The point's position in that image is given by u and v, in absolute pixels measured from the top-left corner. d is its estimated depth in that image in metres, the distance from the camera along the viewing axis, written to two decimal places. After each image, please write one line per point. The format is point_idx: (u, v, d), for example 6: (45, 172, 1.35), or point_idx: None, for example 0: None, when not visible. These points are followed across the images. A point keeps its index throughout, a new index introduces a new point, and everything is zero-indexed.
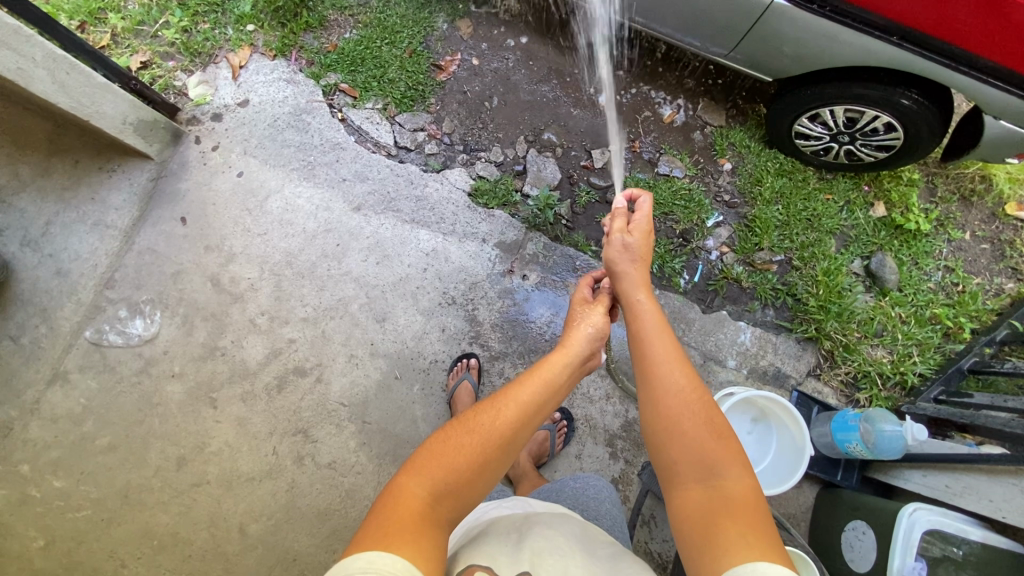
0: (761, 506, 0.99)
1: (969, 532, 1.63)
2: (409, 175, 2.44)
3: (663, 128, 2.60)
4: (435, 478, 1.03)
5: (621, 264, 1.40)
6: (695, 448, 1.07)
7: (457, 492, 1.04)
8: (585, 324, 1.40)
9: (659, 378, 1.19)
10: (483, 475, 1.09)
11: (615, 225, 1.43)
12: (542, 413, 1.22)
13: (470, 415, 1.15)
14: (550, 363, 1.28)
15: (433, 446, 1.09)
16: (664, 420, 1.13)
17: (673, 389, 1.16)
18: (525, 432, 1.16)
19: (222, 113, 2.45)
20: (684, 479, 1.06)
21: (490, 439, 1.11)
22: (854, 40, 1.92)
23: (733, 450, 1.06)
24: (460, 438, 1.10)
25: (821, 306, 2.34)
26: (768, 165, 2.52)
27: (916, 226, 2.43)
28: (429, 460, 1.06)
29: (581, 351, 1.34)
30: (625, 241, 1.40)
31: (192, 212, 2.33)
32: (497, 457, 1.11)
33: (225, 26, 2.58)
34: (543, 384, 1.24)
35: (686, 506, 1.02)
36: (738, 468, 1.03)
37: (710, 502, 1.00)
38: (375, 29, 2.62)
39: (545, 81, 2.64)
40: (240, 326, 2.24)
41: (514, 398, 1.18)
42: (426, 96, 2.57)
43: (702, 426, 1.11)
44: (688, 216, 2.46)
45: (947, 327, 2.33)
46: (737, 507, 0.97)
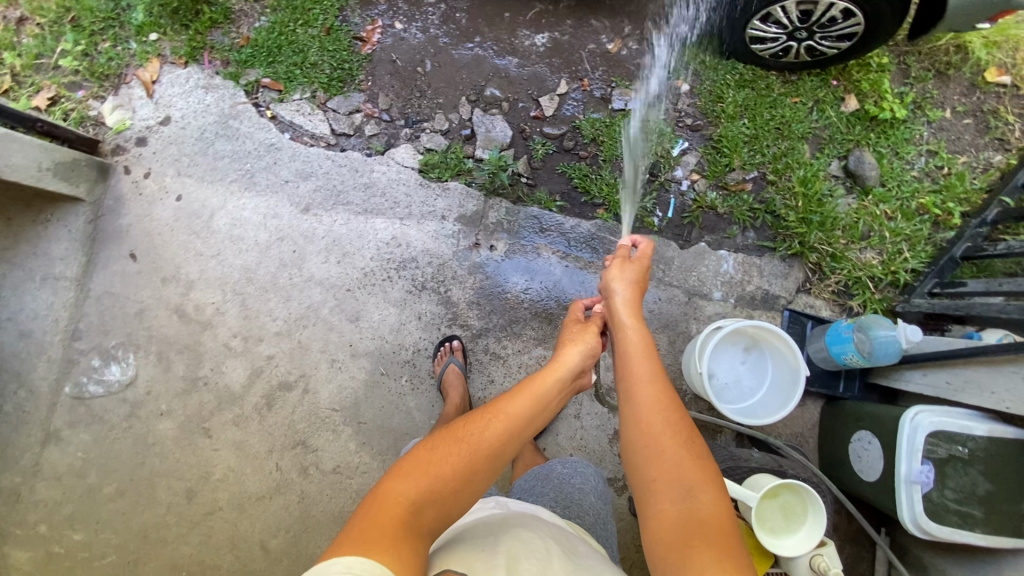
0: (734, 527, 1.04)
1: (973, 428, 1.59)
2: (352, 163, 2.32)
3: (610, 60, 2.42)
4: (420, 485, 1.01)
5: (621, 292, 1.50)
6: (673, 467, 1.13)
7: (442, 501, 1.01)
8: (579, 342, 1.44)
9: (642, 395, 1.27)
10: (469, 487, 1.06)
11: (617, 259, 1.59)
12: (531, 428, 1.21)
13: (459, 425, 1.14)
14: (544, 378, 1.30)
15: (419, 453, 1.07)
16: (646, 436, 1.21)
17: (655, 406, 1.25)
18: (513, 447, 1.15)
19: (146, 137, 2.31)
20: (660, 498, 1.10)
21: (478, 450, 1.10)
22: None
23: (709, 473, 1.12)
24: (447, 446, 1.08)
25: (802, 218, 2.24)
26: (726, 78, 2.35)
27: (892, 113, 2.28)
28: (415, 467, 1.03)
29: (574, 368, 1.37)
30: (623, 275, 1.54)
31: (140, 245, 2.24)
32: (483, 469, 1.09)
33: (127, 41, 2.39)
34: (534, 398, 1.24)
35: (660, 523, 1.06)
36: (713, 490, 1.09)
37: (686, 520, 1.04)
38: (285, 11, 2.41)
39: (477, 32, 2.44)
40: (216, 352, 2.21)
41: (506, 413, 1.18)
42: (355, 73, 2.40)
43: (681, 445, 1.17)
44: (651, 149, 2.33)
45: (936, 216, 2.23)
46: (709, 527, 1.02)
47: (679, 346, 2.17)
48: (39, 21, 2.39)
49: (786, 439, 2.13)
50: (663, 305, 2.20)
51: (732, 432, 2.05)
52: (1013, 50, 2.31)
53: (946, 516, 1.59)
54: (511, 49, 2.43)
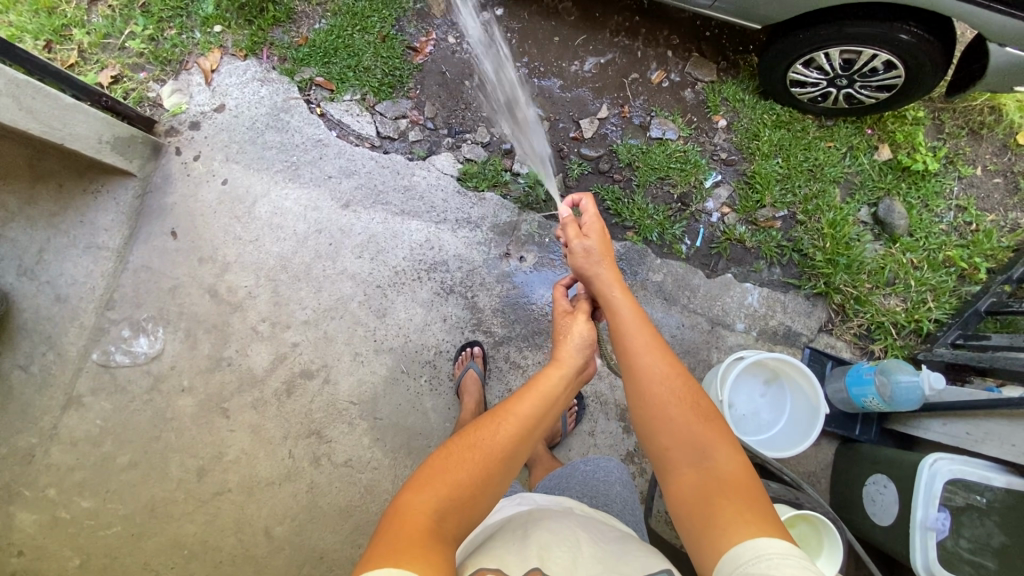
0: (752, 482, 1.07)
1: (992, 478, 1.59)
2: (394, 165, 2.39)
3: (652, 90, 2.50)
4: (440, 494, 1.02)
5: (588, 265, 1.48)
6: (685, 433, 1.16)
7: (462, 508, 1.03)
8: (572, 336, 1.43)
9: (643, 366, 1.27)
10: (486, 490, 1.08)
11: (570, 234, 1.53)
12: (542, 427, 1.23)
13: (471, 431, 1.14)
14: (546, 377, 1.30)
15: (434, 463, 1.08)
16: (652, 408, 1.22)
17: (657, 375, 1.25)
18: (526, 448, 1.17)
19: (200, 121, 2.40)
20: (678, 465, 1.13)
21: (493, 454, 1.11)
22: None
23: (719, 432, 1.15)
24: (461, 453, 1.09)
25: (829, 259, 2.27)
26: (764, 117, 2.41)
27: (924, 165, 2.33)
28: (432, 477, 1.05)
29: (573, 362, 1.37)
30: (584, 247, 1.50)
31: (182, 224, 2.31)
32: (498, 472, 1.11)
33: (192, 30, 2.50)
34: (541, 396, 1.25)
35: (683, 488, 1.10)
36: (725, 447, 1.12)
37: (705, 482, 1.07)
38: (345, 16, 2.52)
39: (525, 54, 2.54)
40: (242, 334, 2.25)
41: (515, 414, 1.19)
42: (405, 80, 2.49)
43: (689, 410, 1.19)
44: (685, 179, 2.39)
45: (961, 269, 2.26)
46: (729, 486, 1.05)
47: (698, 372, 2.19)
48: (110, 4, 2.51)
49: (799, 475, 2.13)
50: (685, 331, 2.22)
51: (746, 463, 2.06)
52: None
53: (959, 566, 1.59)
54: (557, 72, 2.52)
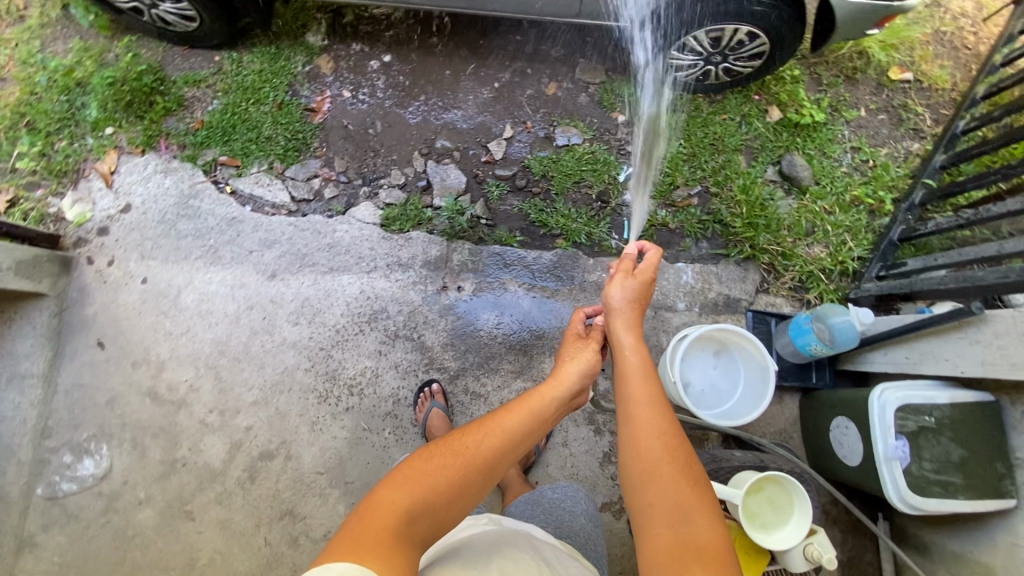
0: (732, 558, 0.99)
1: (935, 397, 1.64)
2: (314, 226, 2.38)
3: (549, 101, 2.58)
4: (414, 494, 1.00)
5: (621, 304, 1.46)
6: (669, 495, 1.07)
7: (433, 513, 1.01)
8: (577, 361, 1.42)
9: (639, 419, 1.21)
10: (461, 499, 1.06)
11: (623, 267, 1.53)
12: (524, 444, 1.20)
13: (454, 437, 1.14)
14: (539, 395, 1.29)
15: (413, 463, 1.07)
16: (643, 461, 1.14)
17: (654, 430, 1.18)
18: (505, 463, 1.14)
19: (108, 226, 2.35)
20: (655, 524, 1.05)
21: (473, 463, 1.09)
22: None
23: (706, 500, 1.07)
24: (442, 458, 1.08)
25: (748, 223, 2.36)
26: (658, 105, 2.52)
27: (812, 118, 2.46)
28: (409, 477, 1.03)
29: (571, 387, 1.36)
30: (626, 287, 1.48)
31: (108, 333, 2.24)
32: (476, 482, 1.09)
33: (83, 137, 2.46)
34: (529, 410, 1.24)
35: (655, 549, 1.02)
36: (710, 517, 1.04)
37: (679, 548, 1.00)
38: (237, 92, 2.54)
39: (421, 93, 2.59)
40: (192, 430, 2.17)
41: (499, 427, 1.17)
42: (309, 142, 2.50)
43: (679, 472, 1.11)
44: (598, 178, 2.46)
45: (870, 205, 2.37)
46: (705, 556, 0.97)
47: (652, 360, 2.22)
48: None
49: (772, 437, 2.16)
50: None
51: (717, 437, 2.08)
52: (910, 49, 2.54)
53: (928, 488, 1.61)
54: (455, 103, 2.58)
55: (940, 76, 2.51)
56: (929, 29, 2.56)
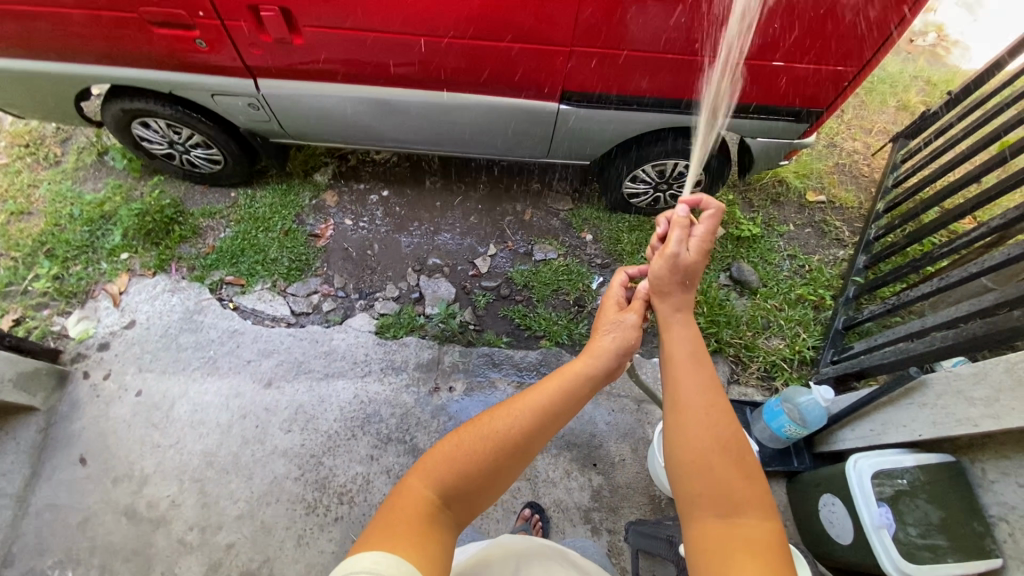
0: (783, 549, 1.01)
1: (904, 461, 1.77)
2: (312, 335, 2.52)
3: (526, 224, 2.97)
4: (445, 480, 1.03)
5: (668, 278, 1.36)
6: (721, 485, 1.08)
7: (466, 497, 1.04)
8: (618, 334, 1.35)
9: (689, 407, 1.18)
10: (491, 481, 1.08)
11: (675, 233, 1.37)
12: (556, 422, 1.20)
13: (484, 418, 1.14)
14: (568, 371, 1.25)
15: (444, 447, 1.09)
16: (694, 451, 1.12)
17: (704, 419, 1.16)
18: (535, 443, 1.15)
19: (109, 341, 2.43)
20: (703, 513, 1.07)
21: (503, 445, 1.10)
22: (643, 117, 2.36)
23: (757, 492, 1.08)
24: (472, 441, 1.09)
25: (711, 320, 2.61)
26: (620, 226, 2.93)
27: (751, 232, 2.89)
28: (441, 462, 1.06)
29: (606, 362, 1.30)
30: (678, 256, 1.34)
31: (92, 447, 2.20)
32: (506, 463, 1.10)
33: (98, 261, 2.66)
34: (560, 388, 1.22)
35: (704, 536, 1.04)
36: (761, 509, 1.06)
37: (729, 538, 1.02)
38: (248, 221, 2.84)
39: (414, 220, 2.95)
40: (168, 551, 2.04)
41: (529, 406, 1.17)
42: (311, 262, 2.75)
43: (731, 464, 1.10)
44: (574, 287, 2.74)
45: (814, 301, 2.69)
46: (756, 548, 0.99)
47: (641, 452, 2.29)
48: (13, 256, 2.66)
49: None
50: (617, 416, 2.41)
51: None
52: (819, 178, 3.10)
53: (919, 553, 1.66)
54: (444, 227, 2.94)
55: (847, 198, 3.04)
56: (830, 163, 3.16)
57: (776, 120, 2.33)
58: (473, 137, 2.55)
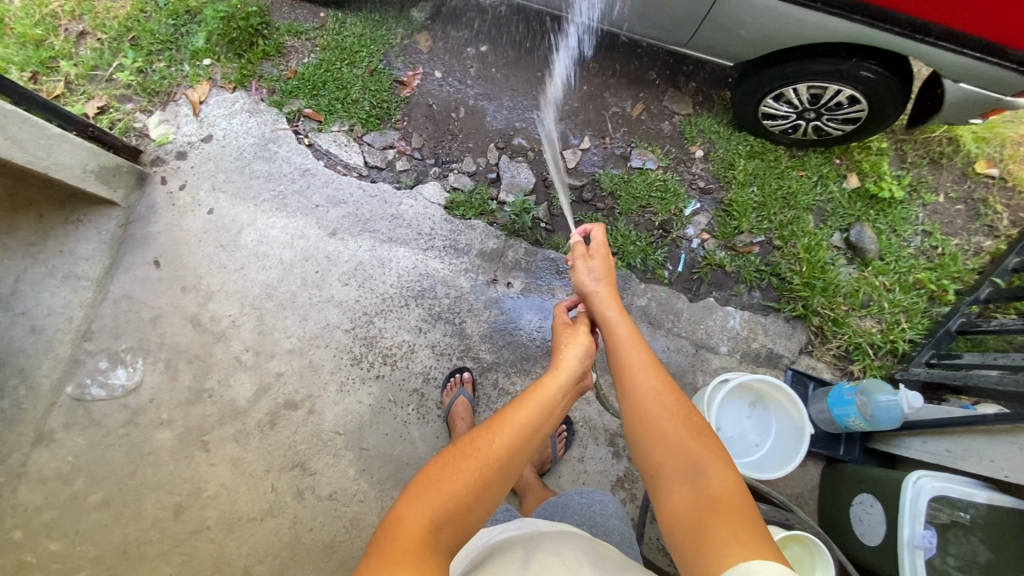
0: (748, 500, 1.00)
1: (974, 495, 1.63)
2: (382, 194, 2.42)
3: (632, 122, 2.60)
4: (434, 503, 0.97)
5: (588, 285, 1.51)
6: (676, 449, 1.10)
7: (457, 519, 0.98)
8: (573, 346, 1.40)
9: (636, 385, 1.25)
10: (482, 500, 1.03)
11: (580, 251, 1.57)
12: (541, 434, 1.16)
13: (466, 440, 1.10)
14: (545, 385, 1.24)
15: (430, 472, 1.03)
16: (646, 425, 1.18)
17: (649, 394, 1.22)
18: (523, 455, 1.11)
19: (186, 151, 2.40)
20: (671, 483, 1.07)
21: (489, 462, 1.05)
22: (823, 22, 1.88)
23: (713, 449, 1.09)
24: (457, 462, 1.05)
25: (806, 282, 2.35)
26: (739, 148, 2.53)
27: (890, 193, 2.46)
28: (426, 487, 1.00)
29: (574, 372, 1.32)
30: (589, 267, 1.54)
31: (165, 253, 2.29)
32: (495, 482, 1.05)
33: (181, 63, 2.53)
34: (538, 404, 1.19)
35: (674, 508, 1.04)
36: (719, 462, 1.07)
37: (697, 501, 1.01)
38: (334, 50, 2.59)
39: (510, 88, 2.63)
40: (225, 364, 2.21)
41: (511, 421, 1.13)
42: (392, 112, 2.54)
43: (683, 427, 1.15)
44: (665, 207, 2.47)
45: (931, 291, 2.36)
46: (721, 504, 0.99)
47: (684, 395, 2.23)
48: (99, 37, 2.56)
49: (788, 497, 2.15)
50: (671, 354, 2.28)
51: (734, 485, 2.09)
52: (1001, 146, 2.52)
53: None
54: (540, 105, 2.61)
55: None
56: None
57: (992, 62, 1.82)
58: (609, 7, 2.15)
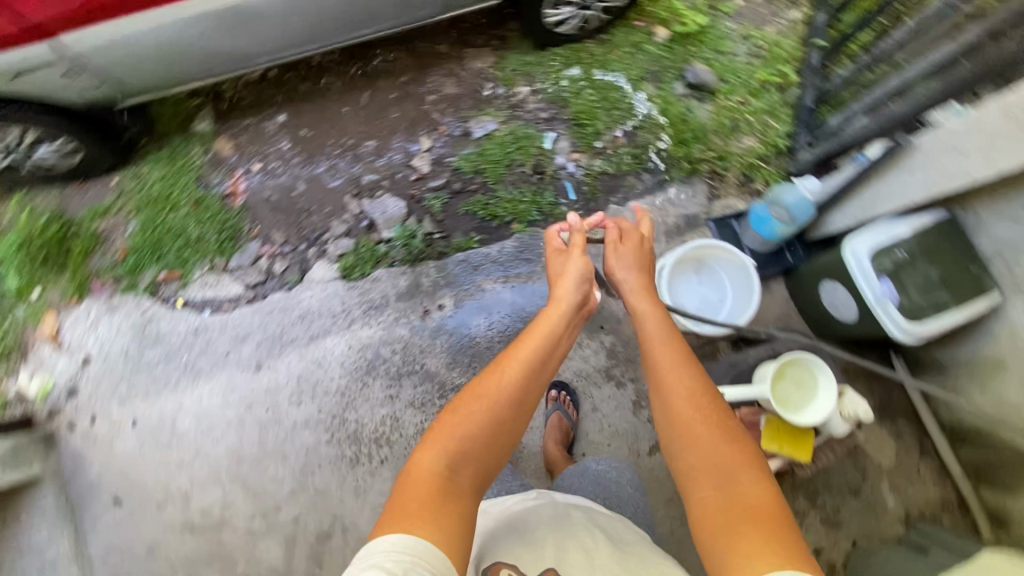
0: (781, 512, 1.08)
1: (898, 231, 1.76)
2: (280, 304, 2.35)
3: (452, 99, 2.58)
4: (450, 446, 1.14)
5: (623, 273, 1.62)
6: (709, 454, 1.17)
7: (471, 456, 1.15)
8: (571, 273, 1.53)
9: (672, 385, 1.32)
10: (491, 444, 1.19)
11: (614, 235, 1.69)
12: (542, 375, 1.31)
13: (474, 384, 1.25)
14: (544, 320, 1.41)
15: (445, 418, 1.19)
16: (682, 423, 1.25)
17: (686, 395, 1.29)
18: (527, 393, 1.27)
19: (76, 385, 2.27)
20: (702, 484, 1.15)
21: (494, 400, 1.21)
22: None
23: (747, 458, 1.17)
24: (468, 406, 1.20)
25: (678, 141, 2.45)
26: (554, 64, 2.57)
27: (696, 23, 2.55)
28: (442, 431, 1.16)
29: (572, 304, 1.47)
30: (626, 252, 1.65)
31: (120, 487, 2.18)
32: (503, 424, 1.21)
33: (10, 310, 2.33)
34: (540, 342, 1.34)
35: (704, 510, 1.12)
36: (753, 475, 1.13)
37: (727, 506, 1.09)
38: (148, 207, 2.45)
39: (329, 137, 2.56)
40: (242, 544, 2.14)
41: (513, 361, 1.29)
42: (239, 226, 2.44)
43: (715, 431, 1.21)
44: (527, 154, 2.49)
45: (777, 82, 2.48)
46: (753, 513, 1.06)
47: None
48: None
49: (774, 324, 2.26)
50: None
51: (726, 344, 2.20)
52: None
53: (923, 313, 1.73)
54: (365, 135, 2.56)
55: None
56: None
57: None
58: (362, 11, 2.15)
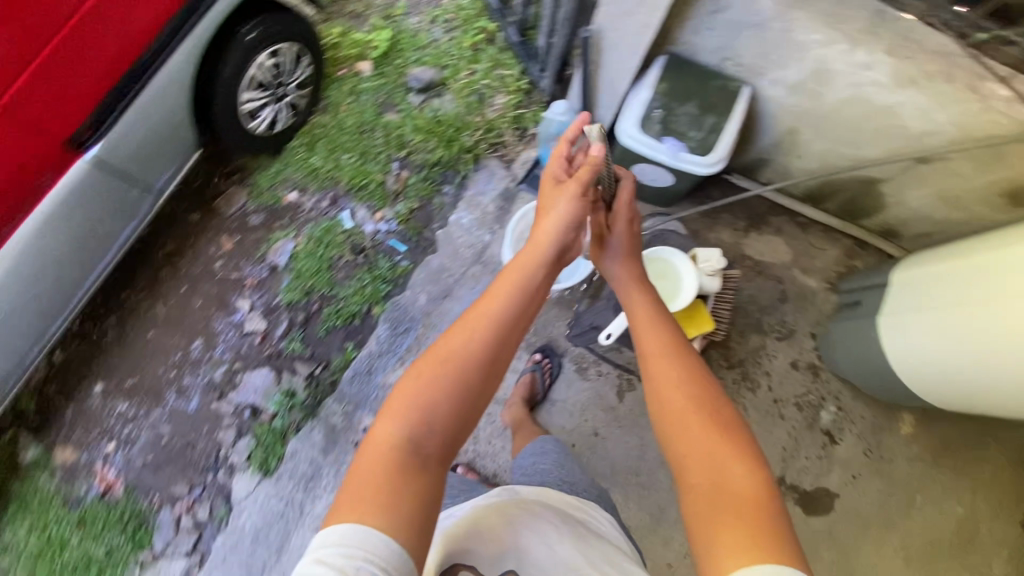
0: (771, 499, 0.98)
1: (643, 98, 1.87)
2: (225, 547, 2.15)
3: (240, 250, 2.49)
4: (410, 422, 1.01)
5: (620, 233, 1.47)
6: (701, 440, 1.07)
7: (433, 430, 1.02)
8: (558, 212, 1.33)
9: (661, 366, 1.20)
10: (459, 426, 1.06)
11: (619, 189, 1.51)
12: (514, 330, 1.17)
13: (441, 344, 1.11)
14: (519, 262, 1.25)
15: (409, 384, 1.06)
16: (669, 402, 1.14)
17: (674, 377, 1.17)
18: (496, 352, 1.12)
19: None
20: (691, 472, 1.05)
21: (460, 364, 1.08)
22: (178, 59, 1.96)
23: (738, 444, 1.06)
24: (433, 370, 1.06)
25: (446, 142, 2.52)
26: (299, 155, 2.55)
27: (384, 41, 2.66)
28: (404, 403, 1.03)
29: (556, 246, 1.30)
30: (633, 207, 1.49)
31: None
32: (469, 394, 1.07)
33: None
34: (513, 287, 1.19)
35: (691, 496, 1.02)
36: (746, 463, 1.03)
37: (715, 495, 0.99)
38: (35, 568, 2.16)
39: (158, 367, 2.38)
40: None
41: (484, 313, 1.15)
42: (137, 511, 2.21)
43: (706, 416, 1.10)
44: (337, 245, 2.44)
45: (481, 40, 2.63)
46: (742, 504, 0.97)
47: None
48: None
49: None
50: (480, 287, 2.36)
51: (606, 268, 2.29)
52: None
53: (710, 141, 1.84)
54: (188, 339, 2.40)
55: None
56: None
57: None
58: (88, 248, 2.03)
